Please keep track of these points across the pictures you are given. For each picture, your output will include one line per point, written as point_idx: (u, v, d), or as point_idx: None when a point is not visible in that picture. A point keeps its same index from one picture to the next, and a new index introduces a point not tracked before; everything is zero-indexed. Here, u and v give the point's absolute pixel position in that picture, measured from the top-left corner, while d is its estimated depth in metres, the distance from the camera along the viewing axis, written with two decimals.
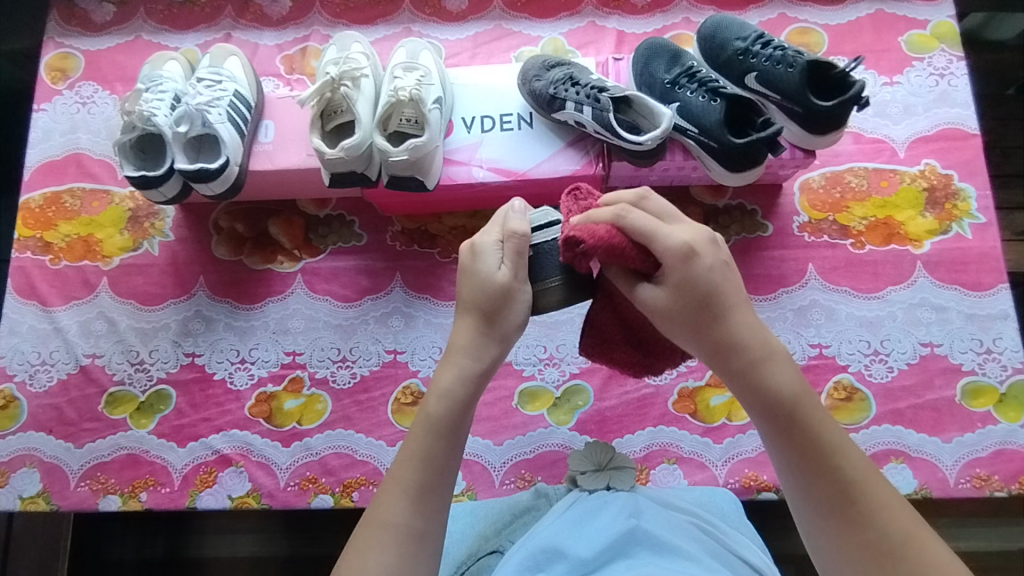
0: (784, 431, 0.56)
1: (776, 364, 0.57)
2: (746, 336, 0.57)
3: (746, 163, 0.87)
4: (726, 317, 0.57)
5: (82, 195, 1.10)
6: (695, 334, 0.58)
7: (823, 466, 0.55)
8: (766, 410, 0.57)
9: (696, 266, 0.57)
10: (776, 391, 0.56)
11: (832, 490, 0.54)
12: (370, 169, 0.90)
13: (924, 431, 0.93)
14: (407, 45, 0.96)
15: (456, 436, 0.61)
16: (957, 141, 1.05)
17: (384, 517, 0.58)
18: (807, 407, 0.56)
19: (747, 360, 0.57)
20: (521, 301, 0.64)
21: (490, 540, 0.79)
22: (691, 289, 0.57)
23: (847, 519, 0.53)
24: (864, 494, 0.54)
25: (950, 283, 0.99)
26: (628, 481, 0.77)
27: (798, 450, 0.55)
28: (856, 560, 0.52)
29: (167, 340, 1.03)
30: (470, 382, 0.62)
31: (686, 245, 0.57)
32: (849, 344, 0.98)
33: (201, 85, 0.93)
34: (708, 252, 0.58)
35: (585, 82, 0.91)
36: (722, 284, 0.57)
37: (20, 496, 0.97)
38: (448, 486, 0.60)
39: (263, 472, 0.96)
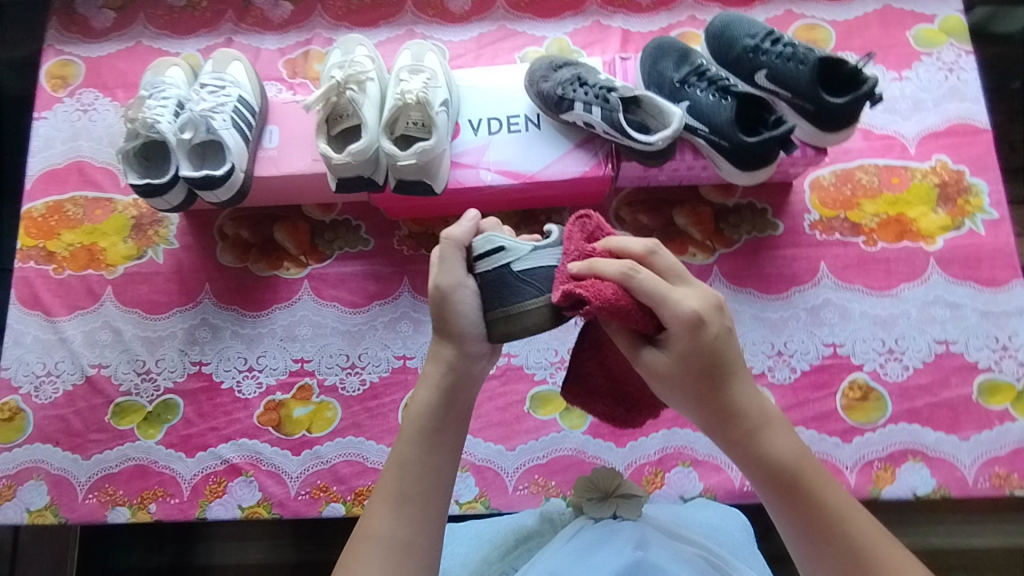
0: (790, 499, 0.58)
1: (771, 431, 0.60)
2: (745, 404, 0.59)
3: (757, 162, 0.86)
4: (727, 386, 0.59)
5: (85, 203, 1.09)
6: (696, 400, 0.59)
7: (832, 539, 0.57)
8: (768, 482, 0.59)
9: (702, 336, 0.57)
10: (778, 462, 0.58)
11: (843, 558, 0.56)
12: (376, 174, 0.89)
13: (941, 430, 0.93)
14: (413, 47, 0.94)
15: (435, 444, 0.63)
16: (967, 137, 1.04)
17: (372, 530, 0.60)
18: (808, 473, 0.59)
19: (745, 431, 0.59)
20: (459, 303, 0.64)
21: (493, 565, 0.79)
22: (695, 355, 0.57)
23: None
24: (872, 557, 0.55)
25: (964, 279, 0.98)
26: (637, 510, 0.74)
27: (806, 521, 0.58)
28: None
29: (174, 349, 1.02)
30: (446, 391, 0.64)
31: (694, 312, 0.57)
32: (863, 343, 0.97)
33: (205, 90, 0.91)
34: (715, 320, 0.58)
35: (594, 82, 0.89)
36: (725, 353, 0.58)
37: (28, 509, 0.97)
38: (436, 499, 0.62)
39: (274, 481, 0.96)
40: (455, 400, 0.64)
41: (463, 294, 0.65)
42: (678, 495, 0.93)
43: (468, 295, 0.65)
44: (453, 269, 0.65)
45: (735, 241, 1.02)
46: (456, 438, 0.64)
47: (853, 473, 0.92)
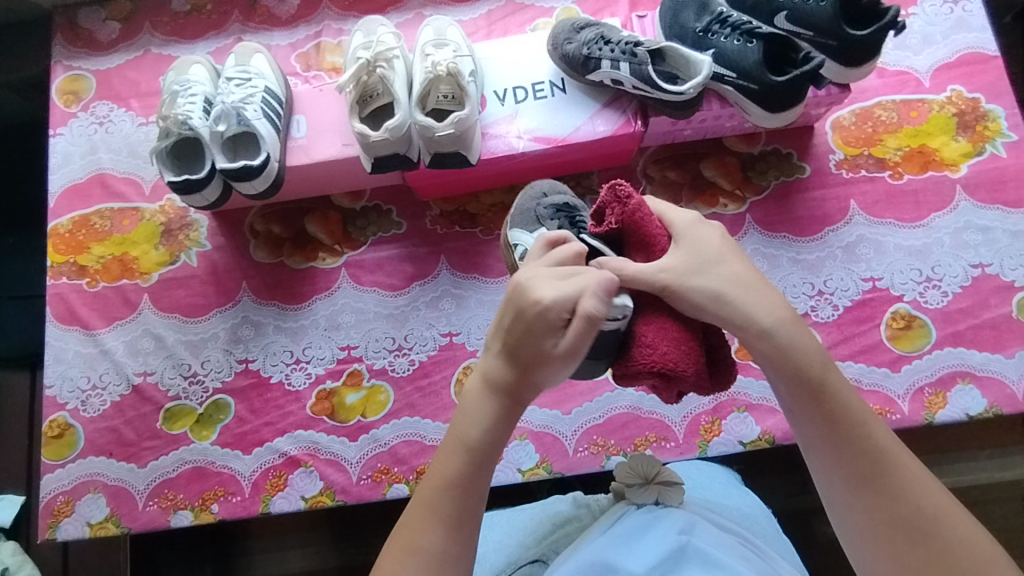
0: (813, 402, 0.55)
1: (799, 333, 0.57)
2: (767, 301, 0.57)
3: (787, 101, 0.87)
4: (745, 285, 0.57)
5: (111, 214, 1.09)
6: (715, 291, 0.57)
7: (851, 443, 0.54)
8: (792, 382, 0.55)
9: (710, 234, 0.60)
10: (802, 364, 0.55)
11: (860, 464, 0.53)
12: (411, 150, 0.89)
13: (987, 350, 0.94)
14: (433, 24, 0.96)
15: (490, 468, 0.59)
16: (979, 65, 1.06)
17: (412, 541, 0.56)
18: (833, 378, 0.56)
19: (766, 329, 0.56)
20: (558, 372, 0.57)
21: (533, 547, 0.78)
22: (701, 250, 0.59)
23: (880, 495, 0.52)
24: (891, 466, 0.53)
25: (992, 203, 1.00)
26: (678, 497, 0.71)
27: (827, 425, 0.54)
28: (882, 529, 0.52)
29: (218, 349, 1.02)
30: (503, 418, 0.59)
31: (699, 217, 0.61)
32: (901, 274, 0.98)
33: (232, 84, 0.93)
34: (720, 228, 0.61)
35: (617, 40, 0.91)
36: (736, 252, 0.59)
37: (89, 523, 0.96)
38: (476, 516, 0.58)
39: (334, 469, 0.95)
40: (502, 416, 0.59)
41: (564, 369, 0.57)
42: (737, 441, 0.94)
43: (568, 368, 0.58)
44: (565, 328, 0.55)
45: (764, 187, 1.03)
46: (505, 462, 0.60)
47: (906, 401, 0.93)
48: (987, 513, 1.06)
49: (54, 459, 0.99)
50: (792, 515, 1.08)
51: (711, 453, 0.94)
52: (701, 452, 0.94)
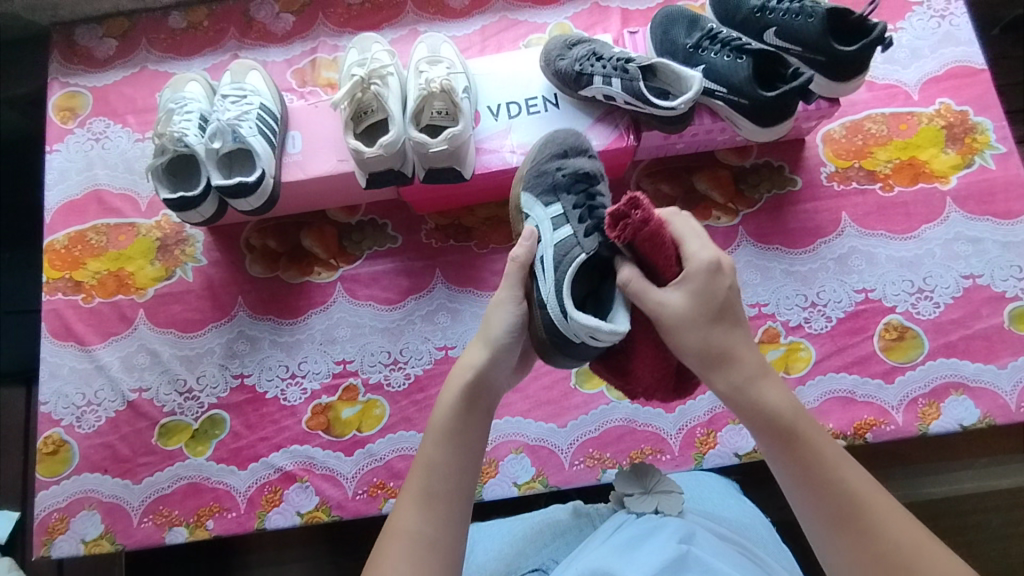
0: (789, 446, 0.57)
1: (770, 383, 0.59)
2: (744, 352, 0.59)
3: (778, 116, 0.88)
4: (730, 336, 0.60)
5: (107, 230, 1.09)
6: (698, 342, 0.59)
7: (827, 487, 0.55)
8: (768, 428, 0.58)
9: (717, 281, 0.60)
10: (777, 410, 0.58)
11: (836, 506, 0.54)
12: (405, 166, 0.90)
13: (979, 360, 0.95)
14: (427, 41, 0.97)
15: (463, 446, 0.62)
16: (966, 78, 1.07)
17: (400, 526, 0.58)
18: (807, 423, 0.58)
19: (738, 380, 0.59)
20: (500, 312, 0.68)
21: (531, 556, 0.78)
22: (705, 295, 0.59)
23: (856, 537, 0.53)
24: (868, 503, 0.54)
25: (982, 214, 1.01)
26: (678, 505, 0.73)
27: (806, 467, 0.56)
28: (861, 565, 0.52)
29: (213, 364, 1.02)
30: (469, 398, 0.64)
31: (712, 260, 0.60)
32: (893, 285, 0.99)
33: (227, 101, 0.94)
34: (729, 274, 0.60)
35: (609, 56, 0.92)
36: (732, 300, 0.60)
37: (83, 540, 0.96)
38: (463, 502, 0.60)
39: (330, 484, 0.95)
40: (479, 409, 0.64)
41: (504, 309, 0.68)
42: (732, 453, 0.94)
43: (511, 310, 0.68)
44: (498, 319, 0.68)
45: (757, 200, 1.04)
46: (479, 441, 0.63)
47: (900, 412, 0.94)
48: (983, 523, 1.07)
49: (48, 475, 0.99)
50: (790, 526, 1.08)
51: (707, 465, 0.94)
52: (697, 464, 0.94)
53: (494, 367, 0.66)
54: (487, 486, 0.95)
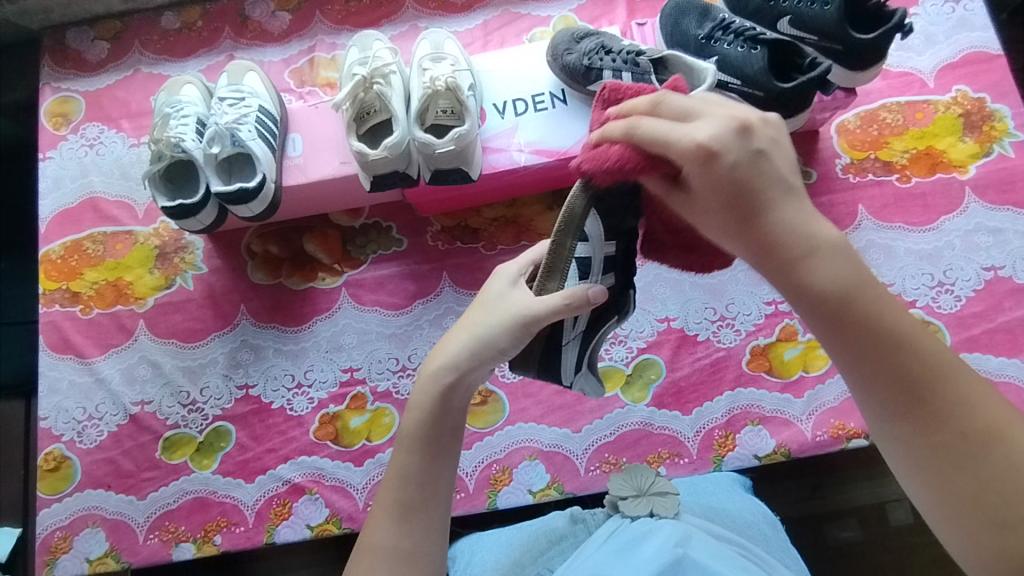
0: (841, 331, 0.44)
1: (823, 257, 0.44)
2: (791, 228, 0.43)
3: (794, 108, 0.86)
4: (769, 213, 0.43)
5: (103, 238, 1.06)
6: (728, 233, 0.45)
7: (890, 367, 0.44)
8: (816, 312, 0.44)
9: (721, 168, 0.42)
10: (822, 287, 0.43)
11: (901, 390, 0.44)
12: (410, 168, 0.87)
13: (1003, 354, 0.92)
14: (430, 37, 0.94)
15: (440, 452, 0.58)
16: (982, 64, 1.04)
17: (375, 540, 0.56)
18: (868, 294, 0.44)
19: (794, 257, 0.43)
20: (490, 334, 0.58)
21: (527, 568, 0.73)
22: (734, 181, 0.42)
23: (917, 424, 0.43)
24: (937, 388, 0.43)
25: (1002, 204, 0.98)
26: (673, 507, 0.71)
27: (861, 350, 0.44)
28: (927, 458, 0.43)
29: (217, 375, 0.99)
30: (441, 400, 0.58)
31: (709, 139, 0.42)
32: (913, 279, 0.97)
33: (225, 104, 0.91)
34: (739, 145, 0.42)
35: (619, 49, 0.89)
36: (753, 179, 0.42)
37: (87, 559, 0.93)
38: (439, 508, 0.57)
39: (340, 496, 0.93)
40: (454, 414, 0.58)
41: (499, 334, 0.57)
42: (751, 455, 0.92)
43: (505, 335, 0.57)
44: (497, 331, 0.57)
45: None
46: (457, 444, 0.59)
47: None
48: None
49: (50, 493, 0.96)
50: (801, 523, 1.04)
51: (726, 468, 0.91)
52: (716, 467, 0.92)
53: (476, 369, 0.58)
54: (500, 494, 0.93)
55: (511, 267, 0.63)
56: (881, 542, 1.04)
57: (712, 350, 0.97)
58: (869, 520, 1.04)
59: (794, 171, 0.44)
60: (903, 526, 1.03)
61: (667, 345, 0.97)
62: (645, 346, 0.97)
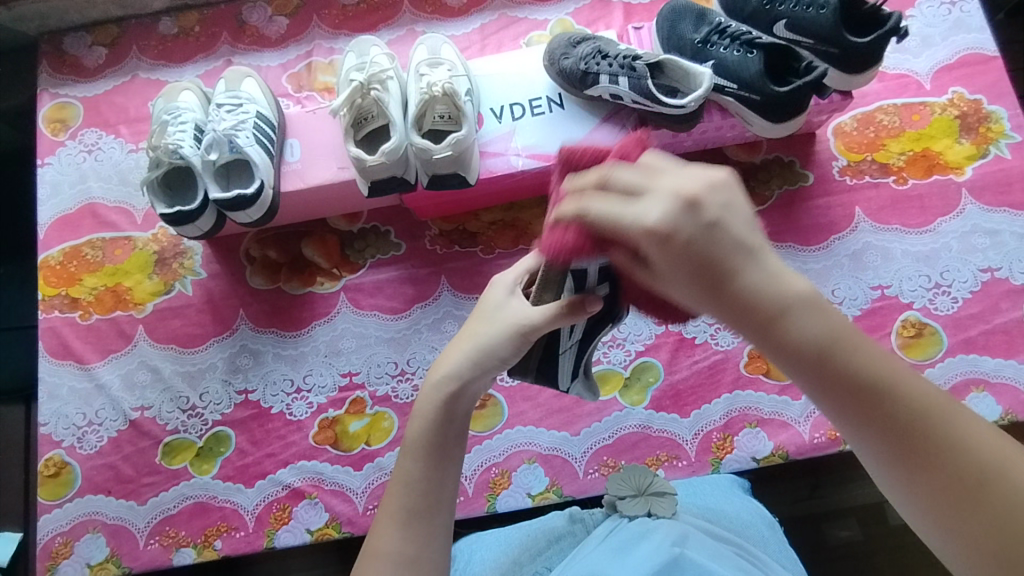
0: (825, 387, 0.40)
1: (798, 313, 0.40)
2: (762, 287, 0.39)
3: (790, 111, 0.86)
4: (734, 278, 0.39)
5: (102, 244, 1.06)
6: (699, 302, 0.40)
7: (880, 423, 0.40)
8: (794, 371, 0.41)
9: (681, 244, 0.37)
10: (802, 346, 0.40)
11: (894, 442, 0.40)
12: (408, 173, 0.87)
13: (1000, 356, 0.92)
14: (427, 42, 0.94)
15: (444, 458, 0.58)
16: (979, 66, 1.04)
17: (380, 547, 0.55)
18: (846, 348, 0.40)
19: (774, 318, 0.39)
20: (493, 344, 0.58)
21: (525, 566, 0.74)
22: (691, 254, 0.38)
23: (916, 474, 0.39)
24: (935, 435, 0.39)
25: (998, 205, 0.99)
26: (671, 507, 0.72)
27: (848, 408, 0.40)
28: (934, 510, 0.39)
29: (216, 380, 1.00)
30: (445, 407, 0.58)
31: (662, 220, 0.37)
32: (910, 281, 0.97)
33: (223, 110, 0.91)
34: (695, 214, 0.38)
35: (615, 54, 0.89)
36: (716, 246, 0.38)
37: (88, 564, 0.93)
38: (444, 515, 0.57)
39: (340, 500, 0.93)
40: (458, 420, 0.59)
41: (501, 343, 0.58)
42: (750, 457, 0.92)
43: (507, 343, 0.58)
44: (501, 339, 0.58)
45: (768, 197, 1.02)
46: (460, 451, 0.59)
47: None
48: None
49: (50, 498, 0.96)
50: (801, 523, 1.04)
51: (724, 471, 0.92)
52: (714, 470, 0.92)
53: (478, 377, 0.58)
54: (499, 497, 0.93)
55: (507, 276, 0.63)
56: (879, 541, 1.04)
57: (710, 353, 0.97)
58: (868, 520, 1.04)
59: (755, 223, 0.40)
60: (901, 526, 1.04)
61: (665, 348, 0.97)
62: (643, 349, 0.98)
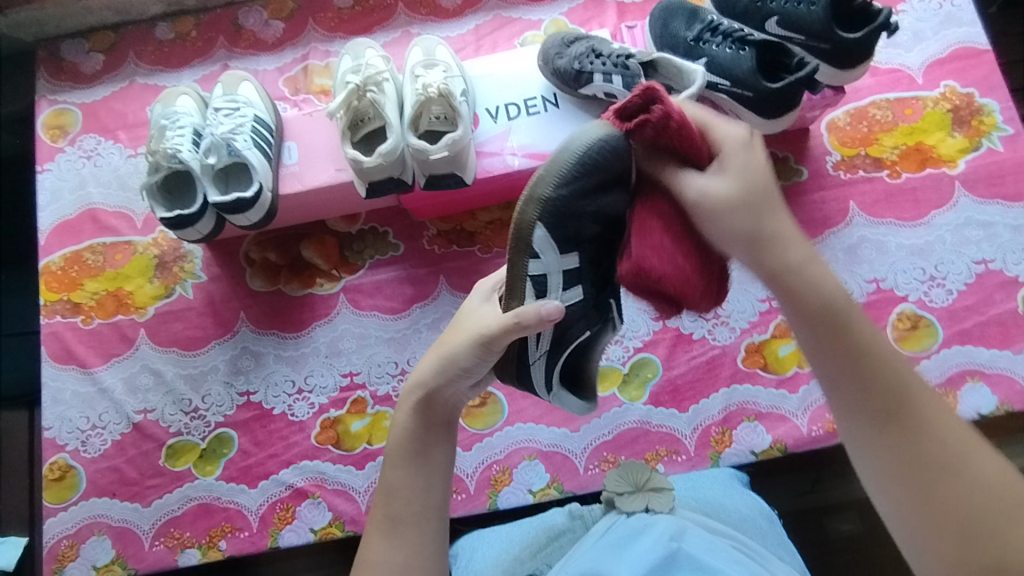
0: (836, 341, 0.48)
1: (821, 270, 0.49)
2: (790, 237, 0.50)
3: (782, 107, 0.87)
4: (771, 214, 0.50)
5: (103, 249, 1.07)
6: (738, 235, 0.49)
7: (872, 382, 0.48)
8: (812, 322, 0.49)
9: (751, 156, 0.51)
10: (819, 298, 0.48)
11: (880, 403, 0.47)
12: (405, 173, 0.88)
13: (994, 347, 0.93)
14: (421, 44, 0.95)
15: (425, 465, 0.59)
16: (970, 59, 1.05)
17: (372, 558, 0.57)
18: (857, 316, 0.49)
19: (796, 260, 0.49)
20: (455, 352, 0.60)
21: (526, 563, 0.75)
22: (750, 175, 0.50)
23: (895, 436, 0.47)
24: (918, 408, 0.47)
25: (992, 198, 0.99)
26: (669, 503, 0.72)
27: (847, 362, 0.48)
28: (902, 474, 0.46)
29: (218, 382, 1.00)
30: (420, 416, 0.60)
31: (742, 133, 0.52)
32: (905, 274, 0.98)
33: (220, 114, 0.92)
34: (753, 146, 0.52)
35: (608, 52, 0.90)
36: (767, 182, 0.50)
37: (94, 566, 0.94)
38: (431, 521, 0.58)
39: (343, 499, 0.94)
40: (436, 426, 0.61)
41: (462, 352, 0.59)
42: (748, 451, 0.93)
43: (468, 352, 0.59)
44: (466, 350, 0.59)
45: None
46: (441, 456, 0.60)
47: None
48: None
49: (55, 502, 0.97)
50: (801, 516, 1.05)
51: (723, 464, 0.93)
52: (713, 463, 0.93)
53: (448, 385, 0.60)
54: (501, 494, 0.94)
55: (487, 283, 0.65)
56: (878, 532, 1.05)
57: (707, 348, 0.98)
58: (867, 512, 1.05)
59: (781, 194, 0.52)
60: None
61: (663, 344, 0.98)
62: (641, 345, 0.99)
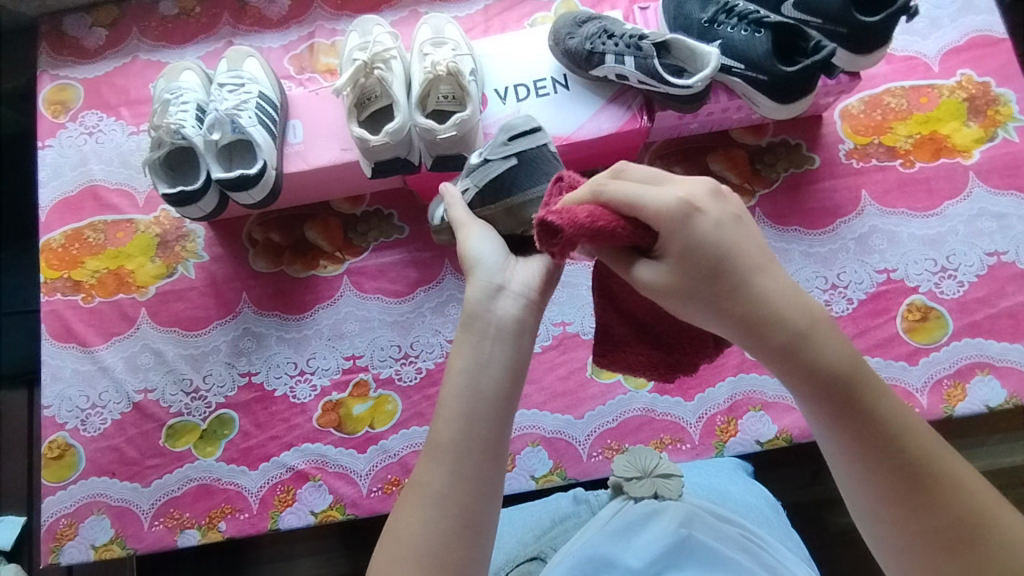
0: (837, 413, 0.43)
1: (820, 335, 0.43)
2: (778, 306, 0.43)
3: (796, 93, 0.86)
4: (744, 289, 0.43)
5: (104, 227, 1.06)
6: (711, 312, 0.44)
7: (878, 453, 0.43)
8: (811, 392, 0.43)
9: (698, 226, 0.43)
10: (820, 370, 0.43)
11: (894, 477, 0.43)
12: (412, 154, 0.87)
13: (1005, 340, 0.92)
14: (430, 21, 0.94)
15: (477, 386, 0.49)
16: (988, 48, 1.03)
17: (419, 479, 0.48)
18: (861, 376, 0.44)
19: (789, 338, 0.43)
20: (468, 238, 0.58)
21: (531, 546, 0.74)
22: (693, 259, 0.43)
23: (910, 508, 0.43)
24: (933, 469, 0.43)
25: (1006, 189, 0.98)
26: (678, 490, 0.72)
27: (853, 435, 0.43)
28: (922, 548, 0.43)
29: (220, 362, 0.99)
30: (473, 322, 0.51)
31: (684, 201, 0.43)
32: (916, 265, 0.96)
33: (225, 90, 0.91)
34: (711, 208, 0.44)
35: (621, 33, 0.88)
36: (733, 249, 0.43)
37: (93, 545, 0.94)
38: (482, 452, 0.48)
39: (343, 482, 0.93)
40: (488, 338, 0.50)
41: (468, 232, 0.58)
42: (753, 440, 0.92)
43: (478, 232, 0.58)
44: (484, 235, 0.57)
45: (774, 180, 1.01)
46: (495, 376, 0.49)
47: (925, 394, 0.91)
48: None
49: (54, 481, 0.96)
50: (803, 508, 1.04)
51: (728, 454, 0.92)
52: (718, 452, 0.92)
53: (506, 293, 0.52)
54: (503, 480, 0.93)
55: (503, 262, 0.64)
56: None
57: None
58: None
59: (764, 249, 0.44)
60: None
61: None
62: None
